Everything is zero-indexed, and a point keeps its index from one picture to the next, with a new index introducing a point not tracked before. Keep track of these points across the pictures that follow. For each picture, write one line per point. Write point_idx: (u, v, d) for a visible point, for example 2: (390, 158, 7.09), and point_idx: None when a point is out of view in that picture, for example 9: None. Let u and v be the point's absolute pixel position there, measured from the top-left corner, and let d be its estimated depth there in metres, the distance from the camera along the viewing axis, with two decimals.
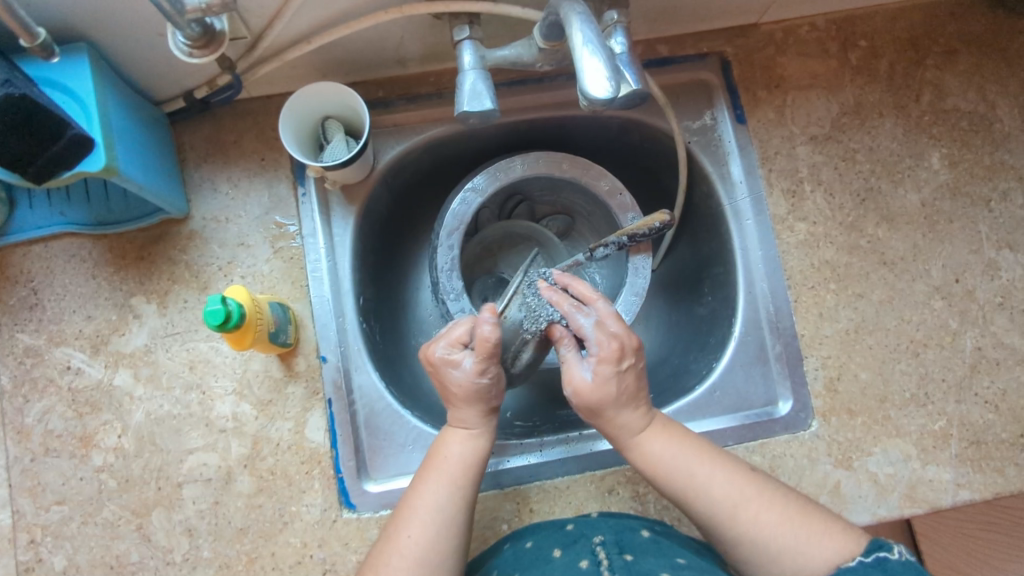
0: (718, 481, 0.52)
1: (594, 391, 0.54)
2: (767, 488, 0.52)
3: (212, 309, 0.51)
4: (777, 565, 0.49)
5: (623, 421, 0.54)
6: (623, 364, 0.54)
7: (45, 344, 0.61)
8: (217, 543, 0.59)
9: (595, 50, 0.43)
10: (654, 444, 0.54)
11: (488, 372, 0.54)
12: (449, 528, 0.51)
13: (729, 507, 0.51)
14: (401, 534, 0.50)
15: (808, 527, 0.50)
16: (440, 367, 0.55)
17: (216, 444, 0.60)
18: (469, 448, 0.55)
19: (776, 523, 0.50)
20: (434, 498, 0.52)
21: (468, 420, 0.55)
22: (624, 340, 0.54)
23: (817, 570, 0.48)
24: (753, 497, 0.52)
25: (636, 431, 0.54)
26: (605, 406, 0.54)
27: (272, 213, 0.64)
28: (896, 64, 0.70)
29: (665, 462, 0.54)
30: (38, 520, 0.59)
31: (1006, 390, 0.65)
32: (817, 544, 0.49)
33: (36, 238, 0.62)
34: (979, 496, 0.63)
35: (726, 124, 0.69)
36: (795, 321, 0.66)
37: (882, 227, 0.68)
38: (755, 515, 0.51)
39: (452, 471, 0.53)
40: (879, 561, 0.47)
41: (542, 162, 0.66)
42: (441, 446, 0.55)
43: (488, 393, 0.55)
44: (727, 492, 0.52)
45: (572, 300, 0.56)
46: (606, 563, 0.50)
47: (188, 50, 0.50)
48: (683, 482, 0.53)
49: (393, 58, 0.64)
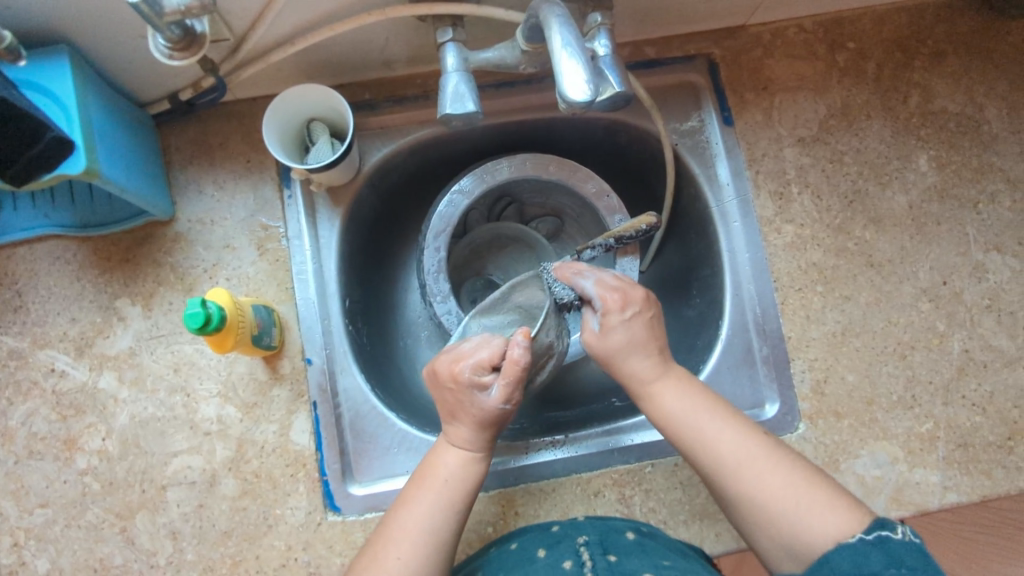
0: (728, 438, 0.52)
1: (607, 341, 0.55)
2: (777, 451, 0.52)
3: (192, 312, 0.51)
4: (777, 529, 0.49)
5: (639, 369, 0.55)
6: (628, 311, 0.55)
7: (29, 346, 0.61)
8: (202, 546, 0.59)
9: (574, 52, 0.43)
10: (665, 396, 0.54)
11: (513, 399, 0.53)
12: (437, 551, 0.51)
13: (735, 462, 0.51)
14: (389, 554, 0.50)
15: (813, 497, 0.49)
16: (465, 388, 0.53)
17: (201, 447, 0.60)
18: (467, 471, 0.54)
19: (780, 487, 0.50)
20: (426, 521, 0.51)
21: (469, 442, 0.54)
22: (626, 291, 0.56)
23: (816, 540, 0.47)
24: (761, 458, 0.51)
25: (649, 381, 0.55)
26: (615, 353, 0.55)
27: (257, 215, 0.64)
28: (884, 65, 0.70)
29: (675, 415, 0.54)
30: (21, 524, 0.59)
31: (994, 393, 0.65)
32: (820, 515, 0.48)
33: (21, 241, 0.62)
34: (967, 499, 0.63)
35: (713, 127, 0.69)
36: (782, 323, 0.66)
37: (869, 229, 0.68)
38: (762, 476, 0.50)
39: (446, 493, 0.53)
40: (880, 540, 0.46)
41: (529, 164, 0.66)
42: (437, 465, 0.54)
43: (503, 418, 0.54)
44: (736, 449, 0.51)
45: (571, 269, 0.58)
46: (590, 564, 0.50)
47: (168, 52, 0.51)
48: (691, 435, 0.53)
49: (379, 60, 0.64)
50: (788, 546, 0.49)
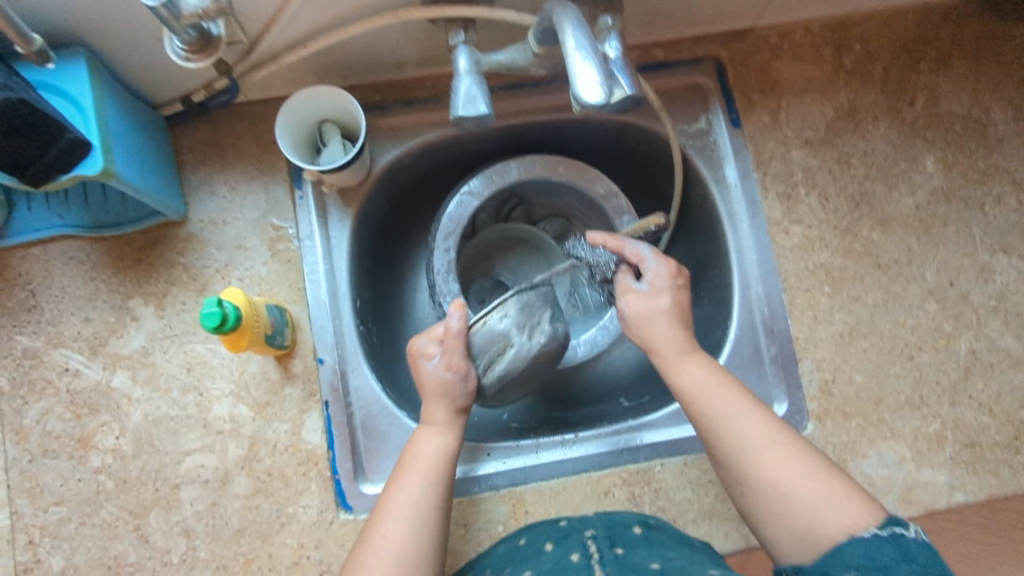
0: (754, 420, 0.53)
1: (653, 302, 0.57)
2: (798, 443, 0.52)
3: (209, 312, 0.52)
4: (790, 517, 0.49)
5: (665, 337, 0.57)
6: (677, 281, 0.58)
7: (44, 346, 0.62)
8: (215, 544, 0.59)
9: (587, 55, 0.44)
10: (695, 372, 0.56)
11: (455, 367, 0.56)
12: (421, 525, 0.52)
13: (758, 445, 0.52)
14: (376, 533, 0.51)
15: (829, 488, 0.49)
16: (415, 358, 0.57)
17: (214, 445, 0.61)
18: (440, 444, 0.55)
19: (799, 474, 0.50)
20: (406, 496, 0.53)
21: (436, 416, 0.56)
22: (677, 263, 0.59)
23: (830, 529, 0.48)
24: (782, 446, 0.52)
25: (677, 354, 0.56)
26: (658, 314, 0.57)
27: (269, 216, 0.64)
28: (890, 68, 0.70)
29: (704, 391, 0.55)
30: (35, 521, 0.59)
31: (1000, 393, 0.65)
32: (836, 505, 0.49)
33: (35, 241, 0.62)
34: (974, 498, 0.63)
35: (721, 128, 0.69)
36: (790, 324, 0.66)
37: (877, 231, 0.68)
38: (781, 461, 0.51)
39: (422, 469, 0.54)
40: (893, 536, 0.46)
41: (538, 165, 0.66)
42: (412, 445, 0.56)
43: (453, 391, 0.56)
44: (760, 433, 0.52)
45: (620, 235, 0.60)
46: (597, 557, 0.50)
47: (185, 55, 0.51)
48: (718, 412, 0.54)
49: (390, 62, 0.64)
50: (801, 534, 0.49)
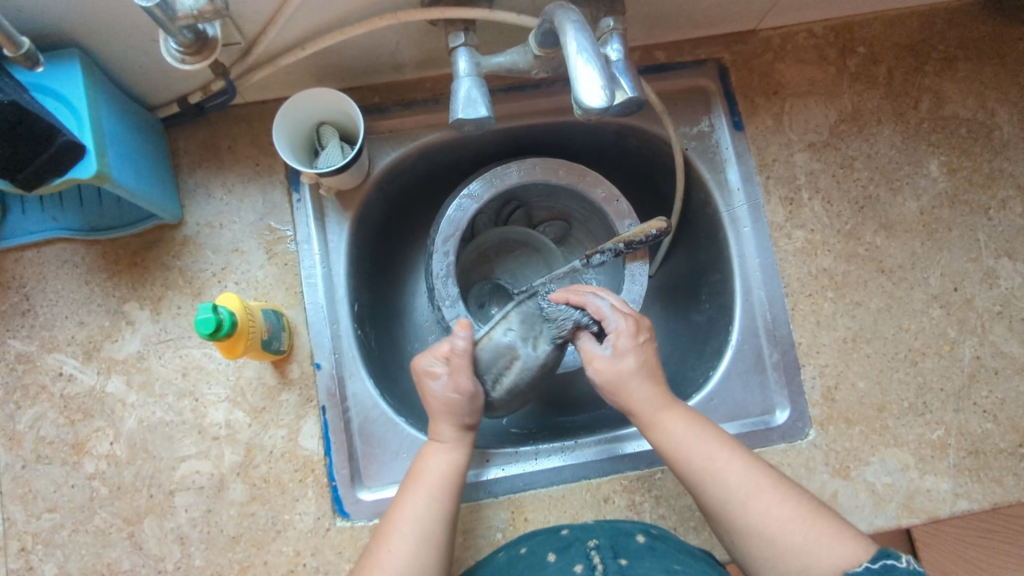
0: (737, 470, 0.52)
1: (619, 365, 0.55)
2: (784, 485, 0.51)
3: (203, 318, 0.51)
4: (783, 562, 0.48)
5: (642, 397, 0.54)
6: (640, 338, 0.56)
7: (37, 350, 0.61)
8: (210, 551, 0.58)
9: (589, 58, 0.43)
10: (675, 424, 0.54)
11: (460, 388, 0.55)
12: (428, 540, 0.51)
13: (742, 494, 0.51)
14: (381, 549, 0.50)
15: (819, 529, 0.49)
16: (420, 377, 0.56)
17: (209, 451, 0.60)
18: (446, 460, 0.55)
19: (788, 518, 0.49)
20: (412, 511, 0.52)
21: (443, 433, 0.55)
22: (638, 319, 0.57)
23: (823, 571, 0.47)
24: (767, 489, 0.51)
25: (658, 408, 0.54)
26: (627, 376, 0.55)
27: (266, 219, 0.63)
28: (895, 71, 0.70)
29: (683, 443, 0.53)
30: (28, 528, 0.58)
31: (1005, 400, 0.64)
32: (826, 546, 0.48)
33: (29, 244, 0.62)
34: (978, 506, 0.62)
35: (723, 131, 0.68)
36: (793, 329, 0.66)
37: (880, 235, 0.67)
38: (767, 507, 0.50)
39: (430, 485, 0.53)
40: (886, 569, 0.46)
41: (539, 169, 0.65)
42: (419, 460, 0.55)
43: (461, 411, 0.55)
44: (744, 482, 0.51)
45: (587, 291, 0.59)
46: (602, 568, 0.51)
47: (180, 56, 0.50)
48: (700, 467, 0.52)
49: (389, 64, 0.64)
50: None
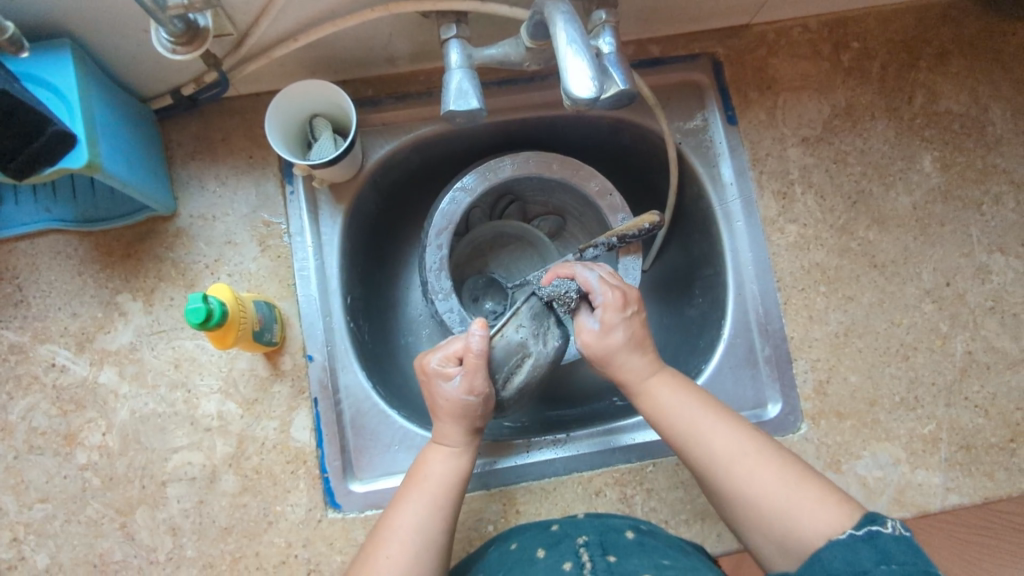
0: (721, 433, 0.53)
1: (608, 338, 0.56)
2: (769, 448, 0.52)
3: (193, 307, 0.51)
4: (768, 525, 0.49)
5: (632, 366, 0.56)
6: (628, 310, 0.56)
7: (30, 341, 0.61)
8: (201, 542, 0.58)
9: (579, 49, 0.43)
10: (661, 392, 0.55)
11: (476, 389, 0.54)
12: (428, 548, 0.51)
13: (728, 458, 0.52)
14: (379, 554, 0.50)
15: (803, 494, 0.49)
16: (433, 378, 0.56)
17: (201, 443, 0.60)
18: (450, 466, 0.55)
19: (772, 481, 0.50)
20: (413, 517, 0.52)
21: (449, 438, 0.55)
22: (625, 290, 0.57)
23: (807, 535, 0.48)
24: (752, 454, 0.52)
25: (647, 375, 0.56)
26: (616, 350, 0.56)
27: (259, 211, 0.64)
28: (888, 66, 0.70)
29: (670, 411, 0.55)
30: (20, 518, 0.58)
31: (996, 395, 0.65)
32: (811, 513, 0.48)
33: (22, 235, 0.62)
34: (969, 501, 0.62)
35: (717, 125, 0.69)
36: (785, 323, 0.66)
37: (873, 230, 0.67)
38: (752, 470, 0.51)
39: (433, 491, 0.53)
40: (870, 535, 0.45)
41: (532, 162, 0.65)
42: (422, 464, 0.55)
43: (473, 413, 0.55)
44: (729, 445, 0.52)
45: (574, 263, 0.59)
46: (590, 566, 0.49)
47: (171, 47, 0.50)
48: (684, 430, 0.54)
49: (383, 57, 0.64)
50: (779, 542, 0.49)
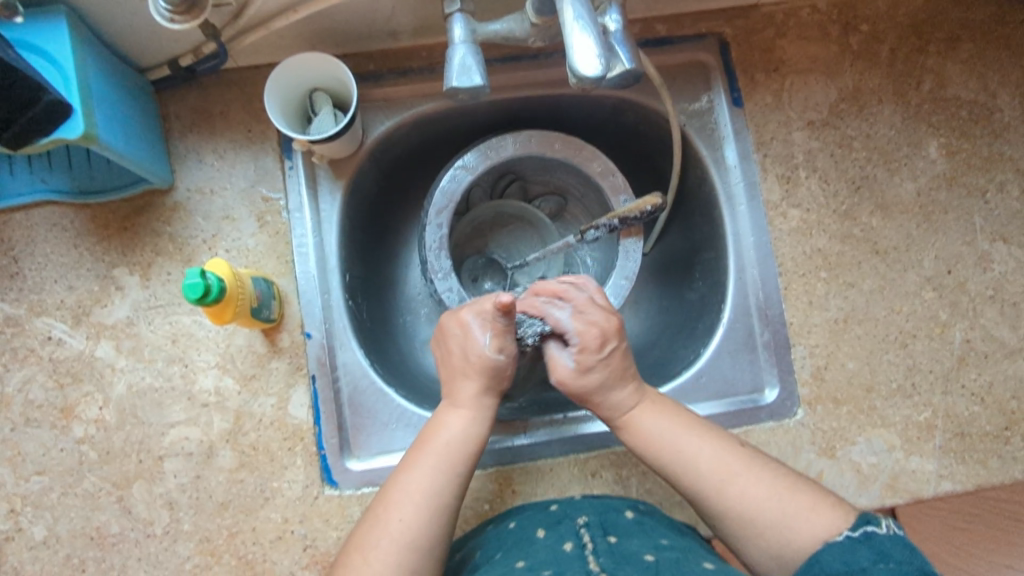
0: (706, 454, 0.53)
1: (584, 380, 0.57)
2: (754, 463, 0.53)
3: (191, 283, 0.50)
4: (764, 540, 0.50)
5: (612, 400, 0.56)
6: (605, 349, 0.56)
7: (26, 314, 0.60)
8: (198, 517, 0.59)
9: (586, 25, 0.43)
10: (647, 420, 0.56)
11: (505, 348, 0.56)
12: (439, 513, 0.51)
13: (714, 479, 0.52)
14: (392, 517, 0.50)
15: (795, 504, 0.50)
16: (467, 331, 0.57)
17: (199, 418, 0.60)
18: (468, 431, 0.54)
19: (764, 498, 0.51)
20: (428, 482, 0.52)
21: (466, 399, 0.55)
22: (602, 326, 0.57)
23: (803, 545, 0.49)
24: (738, 472, 0.52)
25: (626, 408, 0.56)
26: (592, 390, 0.56)
27: (258, 186, 0.63)
28: (897, 50, 0.69)
29: (655, 437, 0.55)
30: (18, 490, 0.58)
31: (993, 383, 0.65)
32: (805, 520, 0.49)
33: (18, 206, 0.61)
34: (962, 487, 0.63)
35: (722, 108, 0.68)
36: (784, 308, 0.66)
37: (876, 216, 0.67)
38: (740, 490, 0.51)
39: (448, 455, 0.53)
40: (866, 536, 0.46)
41: (535, 141, 0.64)
42: (438, 427, 0.55)
43: (500, 373, 0.56)
44: (714, 465, 0.53)
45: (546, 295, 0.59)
46: (591, 547, 0.49)
47: (169, 16, 0.49)
48: (671, 455, 0.54)
49: (385, 30, 0.63)
50: (778, 554, 0.50)
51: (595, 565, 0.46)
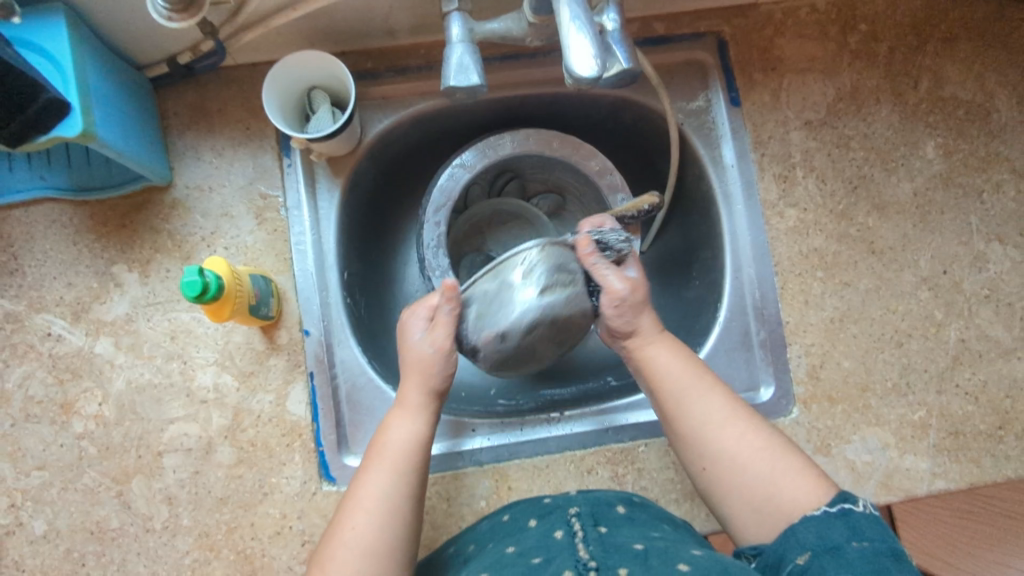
0: (717, 395, 0.54)
1: (642, 288, 0.56)
2: (756, 417, 0.54)
3: (189, 280, 0.51)
4: (749, 491, 0.51)
5: (643, 322, 0.56)
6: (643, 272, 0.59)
7: (25, 310, 0.61)
8: (197, 512, 0.59)
9: (582, 26, 0.43)
10: (662, 352, 0.56)
11: (439, 342, 0.54)
12: (394, 516, 0.52)
13: (722, 417, 0.53)
14: (345, 526, 0.51)
15: (786, 462, 0.51)
16: (405, 331, 0.56)
17: (197, 414, 0.60)
18: (410, 431, 0.55)
19: (761, 447, 0.52)
20: (375, 488, 0.52)
21: (408, 402, 0.55)
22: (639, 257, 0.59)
23: (785, 504, 0.50)
24: (743, 419, 0.54)
25: (644, 338, 0.56)
26: (640, 299, 0.55)
27: (256, 183, 0.63)
28: (896, 50, 0.69)
29: (669, 370, 0.55)
30: (18, 485, 0.59)
31: (987, 382, 0.65)
32: (790, 480, 0.50)
33: (17, 203, 0.61)
34: (955, 485, 0.63)
35: (720, 107, 0.68)
36: (780, 307, 0.66)
37: (872, 216, 0.67)
38: (742, 434, 0.53)
39: (392, 458, 0.53)
40: (843, 512, 0.47)
41: (532, 139, 0.65)
42: (383, 432, 0.55)
43: (432, 370, 0.55)
44: (723, 407, 0.54)
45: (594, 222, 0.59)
46: (581, 535, 0.49)
47: (167, 14, 0.50)
48: (686, 387, 0.55)
49: (383, 29, 0.63)
50: (757, 507, 0.51)
51: (585, 553, 0.47)
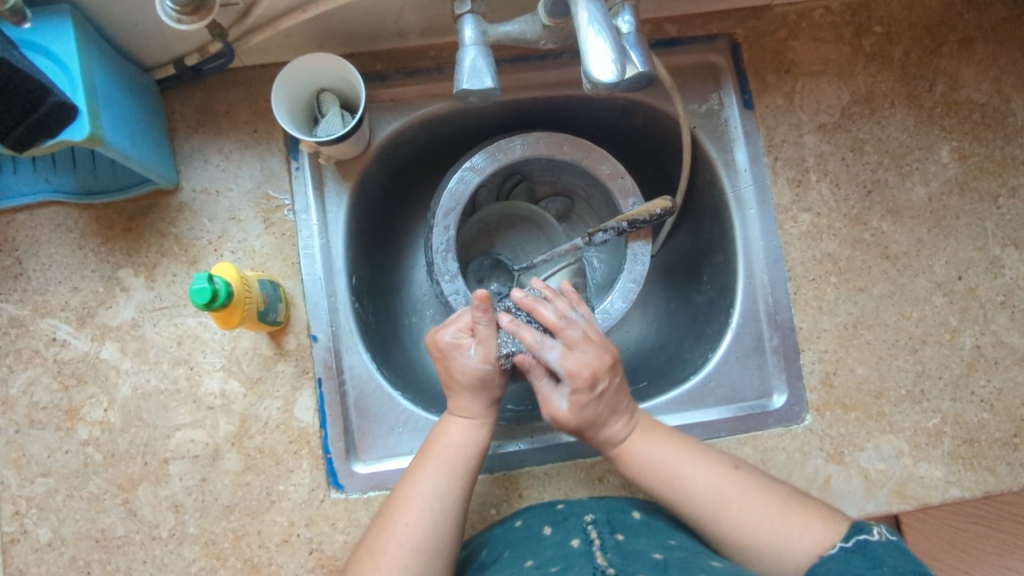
0: (700, 476, 0.53)
1: (580, 415, 0.54)
2: (750, 482, 0.53)
3: (199, 287, 0.50)
4: (762, 559, 0.50)
5: (609, 428, 0.55)
6: (599, 386, 0.53)
7: (30, 315, 0.60)
8: (203, 520, 0.58)
9: (601, 30, 0.42)
10: (642, 445, 0.55)
11: (493, 357, 0.54)
12: (446, 518, 0.51)
13: (709, 504, 0.52)
14: (398, 523, 0.50)
15: (790, 522, 0.50)
16: (447, 352, 0.55)
17: (204, 421, 0.60)
18: (469, 436, 0.54)
19: (758, 520, 0.51)
20: (431, 487, 0.52)
21: (470, 409, 0.55)
22: (602, 356, 0.54)
23: (802, 560, 0.49)
24: (733, 494, 0.52)
25: (620, 439, 0.55)
26: (586, 425, 0.54)
27: (264, 186, 0.62)
28: (911, 52, 0.68)
29: (648, 464, 0.54)
30: (22, 492, 0.58)
31: (1002, 390, 0.64)
32: (800, 538, 0.49)
33: (21, 206, 0.61)
34: (970, 494, 0.63)
35: (733, 110, 0.67)
36: (794, 313, 0.65)
37: (887, 221, 0.66)
38: (738, 511, 0.51)
39: (451, 460, 0.53)
40: (859, 545, 0.47)
41: (544, 143, 0.64)
42: (441, 434, 0.55)
43: (492, 381, 0.55)
44: (710, 488, 0.52)
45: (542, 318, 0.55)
46: (598, 543, 0.49)
47: (176, 16, 0.49)
48: (666, 480, 0.54)
49: (393, 30, 0.62)
50: (775, 571, 0.50)
51: (602, 561, 0.46)
